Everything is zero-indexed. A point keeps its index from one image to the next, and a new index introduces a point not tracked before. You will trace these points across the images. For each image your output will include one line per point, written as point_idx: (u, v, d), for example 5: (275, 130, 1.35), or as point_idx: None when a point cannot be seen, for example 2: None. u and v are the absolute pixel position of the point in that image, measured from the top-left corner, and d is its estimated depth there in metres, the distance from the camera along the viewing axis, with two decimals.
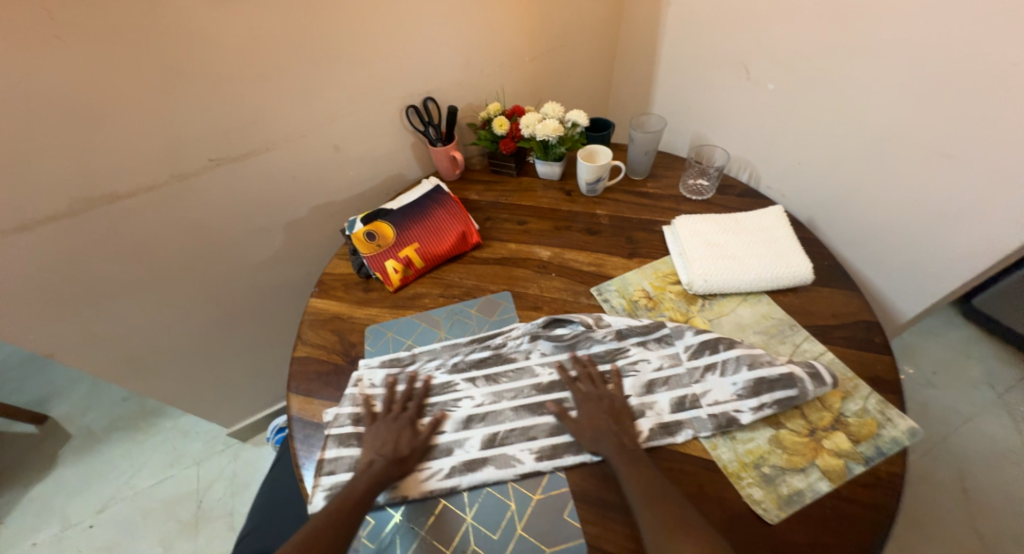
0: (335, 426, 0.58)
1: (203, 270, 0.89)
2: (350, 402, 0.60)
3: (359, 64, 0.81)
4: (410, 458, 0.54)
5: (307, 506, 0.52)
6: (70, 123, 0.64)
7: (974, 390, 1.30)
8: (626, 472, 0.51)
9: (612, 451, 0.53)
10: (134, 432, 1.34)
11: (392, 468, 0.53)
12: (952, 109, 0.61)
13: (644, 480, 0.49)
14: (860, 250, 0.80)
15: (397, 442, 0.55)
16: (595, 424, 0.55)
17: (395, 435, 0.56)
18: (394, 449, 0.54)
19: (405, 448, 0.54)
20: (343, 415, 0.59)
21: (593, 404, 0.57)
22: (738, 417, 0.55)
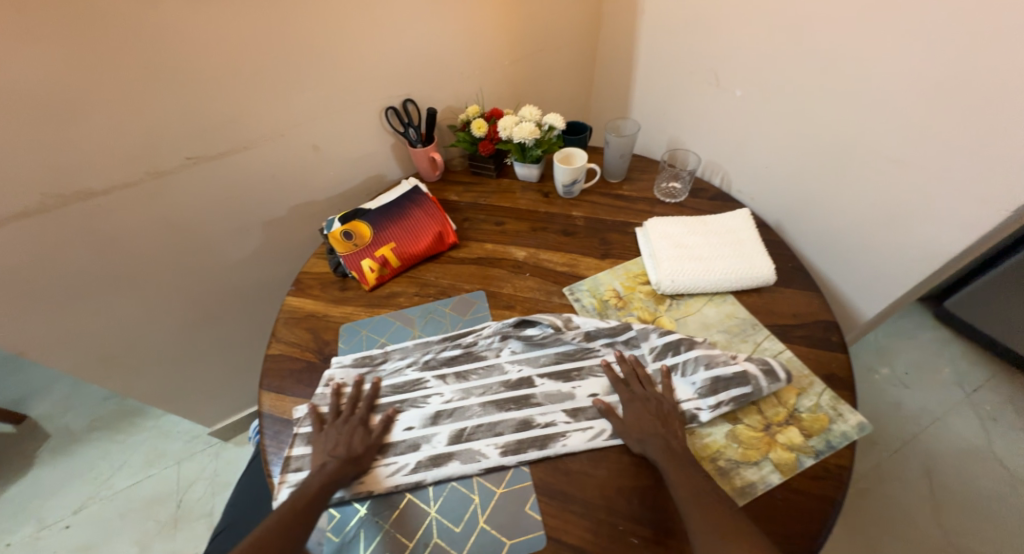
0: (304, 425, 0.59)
1: (180, 269, 0.89)
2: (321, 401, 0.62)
3: (337, 66, 0.82)
4: (365, 456, 0.56)
5: (273, 501, 0.54)
6: (43, 121, 0.64)
7: (944, 390, 1.33)
8: (674, 473, 0.50)
9: (657, 451, 0.53)
10: (114, 432, 1.33)
11: (346, 468, 0.54)
12: (901, 117, 0.64)
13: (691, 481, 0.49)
14: (825, 252, 0.83)
15: (350, 443, 0.56)
16: (640, 426, 0.55)
17: (347, 436, 0.57)
18: (347, 450, 0.55)
19: (358, 447, 0.56)
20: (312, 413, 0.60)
21: (641, 405, 0.57)
22: (698, 415, 0.57)
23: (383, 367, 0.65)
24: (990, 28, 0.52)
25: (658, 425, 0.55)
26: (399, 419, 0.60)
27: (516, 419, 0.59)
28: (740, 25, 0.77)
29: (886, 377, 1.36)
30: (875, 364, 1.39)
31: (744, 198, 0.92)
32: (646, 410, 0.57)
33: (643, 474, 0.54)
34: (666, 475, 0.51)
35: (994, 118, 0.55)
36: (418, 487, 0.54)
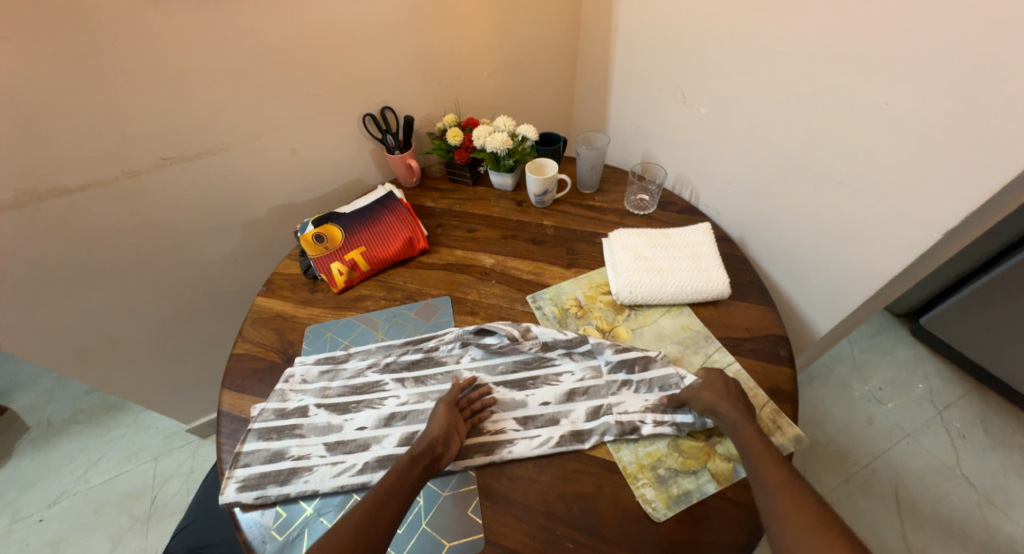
0: (259, 422, 0.61)
1: (157, 267, 0.91)
2: (277, 398, 0.64)
3: (315, 73, 0.84)
4: (447, 451, 0.56)
5: (219, 496, 0.56)
6: (17, 119, 0.66)
7: (916, 406, 1.35)
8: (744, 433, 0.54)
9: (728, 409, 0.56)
10: (93, 426, 1.34)
11: (433, 459, 0.55)
12: (846, 139, 0.66)
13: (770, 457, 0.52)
14: (785, 267, 0.85)
15: (440, 433, 0.57)
16: (713, 393, 0.58)
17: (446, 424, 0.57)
18: (434, 442, 0.56)
19: (444, 445, 0.56)
20: (268, 410, 0.62)
21: (720, 377, 0.61)
22: (640, 427, 0.59)
23: (343, 368, 0.67)
24: (921, 57, 0.55)
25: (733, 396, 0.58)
26: (354, 419, 0.62)
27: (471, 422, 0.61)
28: (706, 42, 0.79)
29: (859, 391, 1.38)
30: (850, 379, 1.41)
31: (711, 211, 0.95)
32: (719, 385, 0.59)
33: (585, 481, 0.56)
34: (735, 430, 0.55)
35: (927, 143, 0.58)
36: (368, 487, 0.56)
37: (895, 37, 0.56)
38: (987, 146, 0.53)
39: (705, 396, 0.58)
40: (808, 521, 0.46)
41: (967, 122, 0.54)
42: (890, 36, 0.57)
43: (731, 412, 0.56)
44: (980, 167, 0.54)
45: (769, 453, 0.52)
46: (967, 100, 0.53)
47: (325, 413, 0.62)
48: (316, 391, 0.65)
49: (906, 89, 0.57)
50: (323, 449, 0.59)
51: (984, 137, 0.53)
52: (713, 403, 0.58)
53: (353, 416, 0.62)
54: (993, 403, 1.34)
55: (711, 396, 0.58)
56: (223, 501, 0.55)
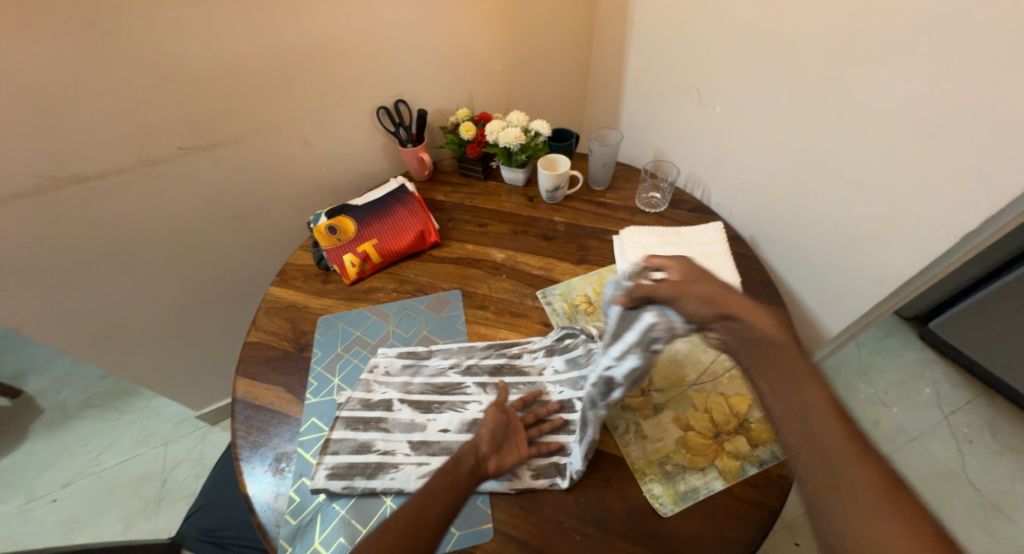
0: (348, 409, 0.62)
1: (171, 255, 0.92)
2: (363, 388, 0.64)
3: (329, 66, 0.84)
4: (491, 454, 0.54)
5: (309, 480, 0.56)
6: (38, 108, 0.67)
7: (924, 410, 1.33)
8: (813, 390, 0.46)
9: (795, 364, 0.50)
10: (107, 410, 1.37)
11: (474, 459, 0.53)
12: (862, 140, 0.66)
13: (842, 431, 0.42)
14: (796, 268, 0.85)
15: (490, 438, 0.55)
16: (734, 304, 0.55)
17: (492, 425, 0.57)
18: (479, 442, 0.55)
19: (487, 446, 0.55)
20: (354, 400, 0.63)
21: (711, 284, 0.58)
22: (613, 375, 0.59)
23: (426, 365, 0.67)
24: (941, 59, 0.54)
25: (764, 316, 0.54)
26: (437, 420, 0.61)
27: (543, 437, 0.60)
28: (721, 41, 0.79)
29: (865, 395, 1.37)
30: (856, 382, 1.40)
31: (723, 211, 0.94)
32: (705, 283, 0.58)
33: (594, 475, 0.57)
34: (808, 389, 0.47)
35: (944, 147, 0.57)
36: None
37: (913, 40, 0.56)
38: (1004, 150, 0.52)
39: (726, 301, 0.56)
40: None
41: (985, 126, 0.53)
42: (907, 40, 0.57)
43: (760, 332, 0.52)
44: (997, 172, 0.53)
45: (842, 425, 0.43)
46: (985, 104, 0.52)
47: (410, 409, 0.62)
48: (399, 385, 0.65)
49: (924, 95, 0.57)
50: (407, 447, 0.59)
51: (1001, 142, 0.52)
52: (738, 313, 0.55)
53: (436, 416, 0.61)
54: (1002, 409, 1.32)
55: (717, 302, 0.56)
56: (312, 487, 0.56)
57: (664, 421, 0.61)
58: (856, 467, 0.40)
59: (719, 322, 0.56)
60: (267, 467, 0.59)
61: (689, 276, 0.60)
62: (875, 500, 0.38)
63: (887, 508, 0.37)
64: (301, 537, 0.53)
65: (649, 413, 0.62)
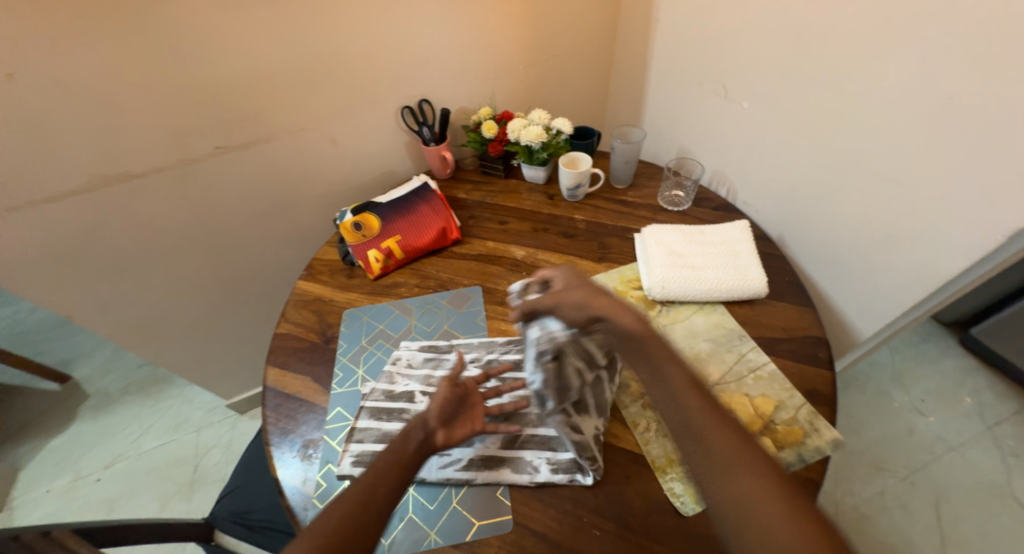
0: (371, 399, 0.64)
1: (206, 249, 0.96)
2: (386, 380, 0.66)
3: (359, 67, 0.87)
4: (438, 427, 0.56)
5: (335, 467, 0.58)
6: (92, 108, 0.71)
7: (964, 420, 1.27)
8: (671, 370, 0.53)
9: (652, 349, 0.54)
10: (145, 397, 1.44)
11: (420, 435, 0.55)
12: (901, 135, 0.64)
13: (704, 401, 0.50)
14: (826, 268, 0.82)
15: (439, 410, 0.57)
16: (600, 301, 0.57)
17: (440, 400, 0.58)
18: (425, 418, 0.57)
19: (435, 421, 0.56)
20: (378, 390, 0.64)
21: (584, 283, 0.61)
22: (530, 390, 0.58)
23: (448, 358, 0.68)
24: (990, 49, 0.52)
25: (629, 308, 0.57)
26: None
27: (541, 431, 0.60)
28: (751, 35, 0.78)
29: (899, 402, 1.32)
30: (890, 389, 1.35)
31: (749, 209, 0.93)
32: (587, 289, 0.59)
33: (614, 471, 0.57)
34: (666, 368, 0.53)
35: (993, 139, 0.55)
36: (467, 483, 0.57)
37: (964, 29, 0.54)
38: None
39: (594, 303, 0.57)
40: (776, 503, 0.43)
41: None
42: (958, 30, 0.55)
43: (629, 326, 0.55)
44: None
45: (699, 394, 0.51)
46: None
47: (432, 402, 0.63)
48: (421, 378, 0.66)
49: (974, 86, 0.55)
50: None
51: None
52: (607, 313, 0.56)
53: None
54: None
55: (591, 302, 0.57)
56: (338, 474, 0.57)
57: None
58: (718, 432, 0.48)
59: (594, 323, 0.57)
60: (296, 453, 0.61)
61: (573, 280, 0.62)
62: (732, 457, 0.46)
63: (747, 465, 0.46)
64: None
65: None
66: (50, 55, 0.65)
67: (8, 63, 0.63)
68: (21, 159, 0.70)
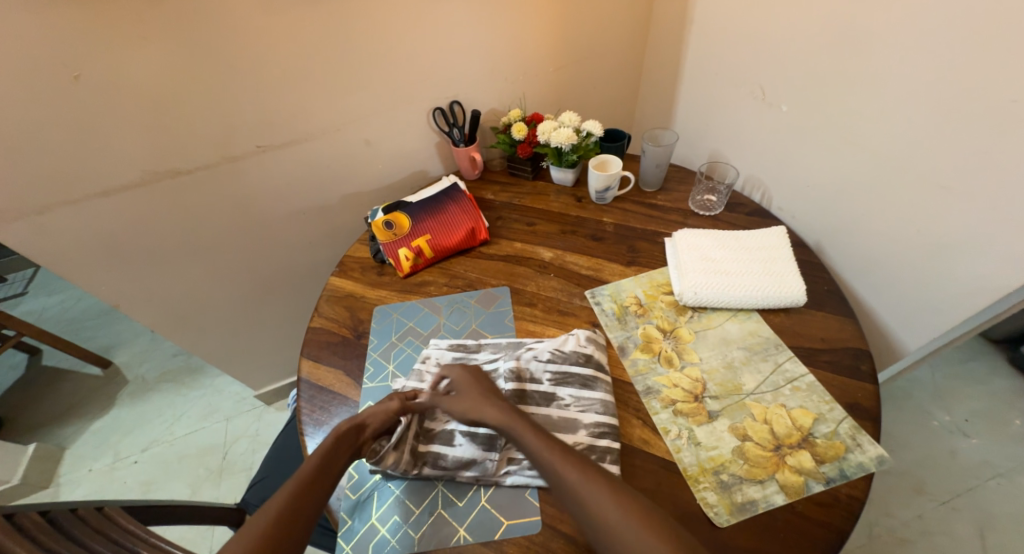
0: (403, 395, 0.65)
1: (243, 244, 0.99)
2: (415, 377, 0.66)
3: (393, 68, 0.88)
4: (373, 425, 0.58)
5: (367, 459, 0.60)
6: (147, 108, 0.75)
7: (1013, 444, 1.19)
8: (531, 439, 0.55)
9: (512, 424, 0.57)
10: (180, 385, 1.49)
11: (353, 433, 0.58)
12: (957, 140, 0.61)
13: (568, 459, 0.53)
14: (867, 278, 0.79)
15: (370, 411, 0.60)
16: (474, 394, 0.60)
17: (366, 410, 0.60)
18: (360, 417, 0.59)
19: (368, 419, 0.59)
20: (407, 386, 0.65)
21: (470, 375, 0.63)
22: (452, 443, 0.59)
23: (476, 356, 0.68)
24: None
25: (497, 398, 0.60)
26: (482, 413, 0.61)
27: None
28: (793, 35, 0.75)
29: (940, 422, 1.25)
30: (931, 407, 1.28)
31: (784, 215, 0.90)
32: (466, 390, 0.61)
33: (644, 478, 0.57)
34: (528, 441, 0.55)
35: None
36: (495, 484, 0.57)
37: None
38: None
39: (467, 404, 0.60)
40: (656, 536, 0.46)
41: None
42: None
43: (496, 417, 0.57)
44: None
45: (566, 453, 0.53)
46: None
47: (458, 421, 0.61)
48: None
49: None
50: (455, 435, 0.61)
51: None
52: (472, 409, 0.59)
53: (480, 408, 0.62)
54: None
55: (471, 399, 0.60)
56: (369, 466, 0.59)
57: (718, 429, 0.60)
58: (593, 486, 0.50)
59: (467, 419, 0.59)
60: None
61: (466, 378, 0.62)
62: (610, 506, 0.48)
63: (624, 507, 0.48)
64: (359, 511, 0.57)
65: (702, 420, 0.61)
66: (110, 56, 0.68)
67: (73, 64, 0.66)
68: (80, 154, 0.74)
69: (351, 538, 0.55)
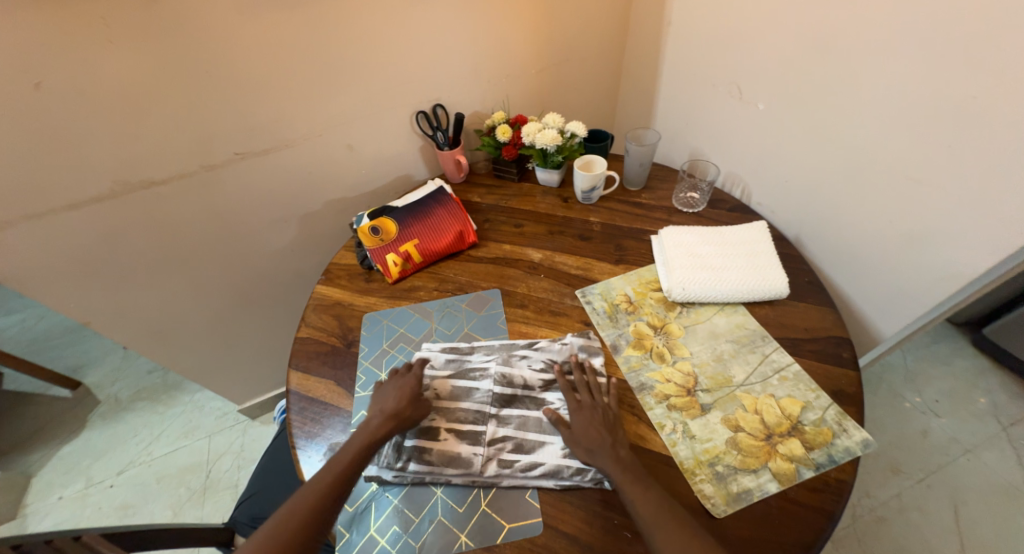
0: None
1: (222, 254, 0.96)
2: None
3: (374, 71, 0.87)
4: (409, 414, 0.60)
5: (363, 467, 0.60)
6: (117, 115, 0.72)
7: (979, 421, 1.26)
8: (630, 488, 0.52)
9: (615, 470, 0.54)
10: (156, 404, 1.44)
11: (394, 421, 0.59)
12: (924, 134, 0.64)
13: (674, 529, 0.49)
14: (843, 268, 0.82)
15: (397, 402, 0.61)
16: (589, 436, 0.57)
17: (393, 397, 0.62)
18: (393, 406, 0.60)
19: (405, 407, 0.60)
20: None
21: (587, 415, 0.59)
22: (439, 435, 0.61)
23: (470, 359, 0.69)
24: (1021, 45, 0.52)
25: (608, 444, 0.56)
26: (468, 409, 0.63)
27: (535, 439, 0.60)
28: (767, 36, 0.78)
29: (912, 404, 1.31)
30: (902, 390, 1.34)
31: (764, 210, 0.93)
32: (594, 423, 0.58)
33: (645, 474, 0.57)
34: (623, 491, 0.52)
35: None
36: (494, 486, 0.57)
37: (992, 26, 0.54)
38: None
39: (589, 439, 0.57)
40: None
41: None
42: (985, 27, 0.55)
43: (609, 464, 0.55)
44: None
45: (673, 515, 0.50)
46: None
47: (444, 418, 0.62)
48: (444, 378, 0.66)
49: (1004, 84, 0.55)
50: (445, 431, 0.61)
51: None
52: (592, 447, 0.56)
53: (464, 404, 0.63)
54: None
55: (588, 441, 0.57)
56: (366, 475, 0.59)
57: (712, 422, 0.61)
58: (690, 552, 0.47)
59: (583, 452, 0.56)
60: (322, 456, 0.61)
61: (589, 420, 0.59)
62: None
63: None
64: (357, 524, 0.56)
65: (696, 413, 0.62)
66: (75, 63, 0.65)
67: (36, 71, 0.64)
68: (46, 165, 0.70)
69: (350, 551, 0.54)
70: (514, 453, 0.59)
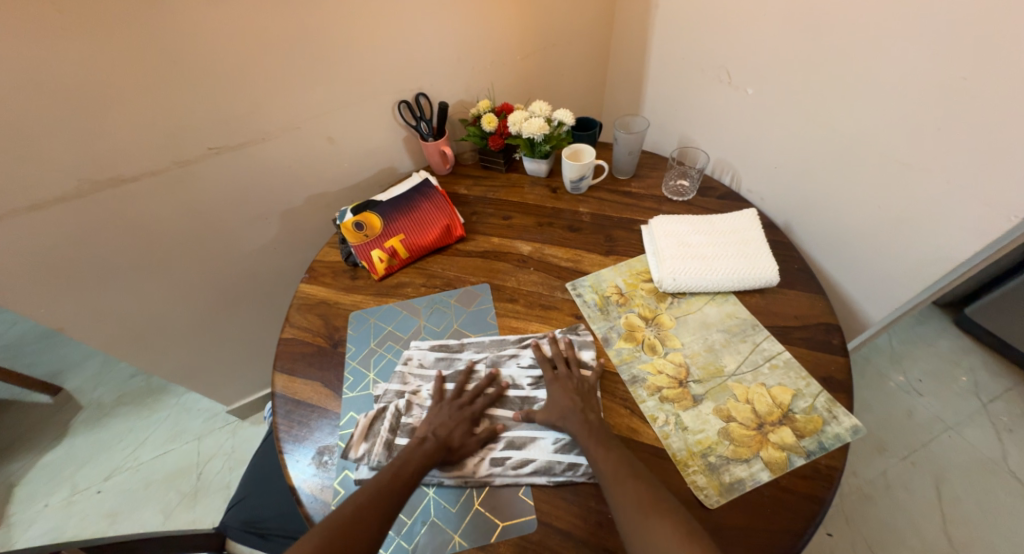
0: (385, 401, 0.63)
1: (200, 254, 0.93)
2: (398, 381, 0.66)
3: (352, 59, 0.84)
4: (462, 444, 0.58)
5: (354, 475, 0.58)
6: (78, 110, 0.68)
7: (960, 399, 1.29)
8: (590, 445, 0.55)
9: (579, 429, 0.57)
10: (141, 407, 1.41)
11: (441, 453, 0.57)
12: (912, 117, 0.63)
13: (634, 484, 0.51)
14: (833, 254, 0.82)
15: (454, 430, 0.59)
16: (562, 403, 0.60)
17: (453, 423, 0.59)
18: (448, 436, 0.58)
19: (459, 440, 0.58)
20: (390, 391, 0.65)
21: (560, 386, 0.62)
22: None
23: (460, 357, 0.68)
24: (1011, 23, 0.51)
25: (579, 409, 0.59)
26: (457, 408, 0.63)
27: (524, 434, 0.60)
28: (755, 18, 0.76)
29: (896, 383, 1.33)
30: (888, 370, 1.36)
31: (754, 197, 0.92)
32: (568, 395, 0.61)
33: None
34: (585, 449, 0.56)
35: (1012, 116, 0.54)
36: (486, 485, 0.57)
37: (981, 4, 0.53)
38: None
39: (561, 405, 0.60)
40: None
41: None
42: (975, 6, 0.54)
43: (578, 426, 0.57)
44: None
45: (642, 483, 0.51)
46: None
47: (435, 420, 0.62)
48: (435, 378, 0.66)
49: (994, 64, 0.54)
50: None
51: None
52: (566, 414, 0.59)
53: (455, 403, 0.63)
54: None
55: (561, 406, 0.60)
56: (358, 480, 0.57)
57: (703, 412, 0.61)
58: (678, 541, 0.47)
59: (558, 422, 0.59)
60: (311, 460, 0.60)
61: (561, 391, 0.62)
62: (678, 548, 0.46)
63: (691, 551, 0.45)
64: None
65: (687, 404, 0.62)
66: (27, 53, 0.61)
67: None
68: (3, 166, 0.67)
69: None
70: (506, 450, 0.59)
